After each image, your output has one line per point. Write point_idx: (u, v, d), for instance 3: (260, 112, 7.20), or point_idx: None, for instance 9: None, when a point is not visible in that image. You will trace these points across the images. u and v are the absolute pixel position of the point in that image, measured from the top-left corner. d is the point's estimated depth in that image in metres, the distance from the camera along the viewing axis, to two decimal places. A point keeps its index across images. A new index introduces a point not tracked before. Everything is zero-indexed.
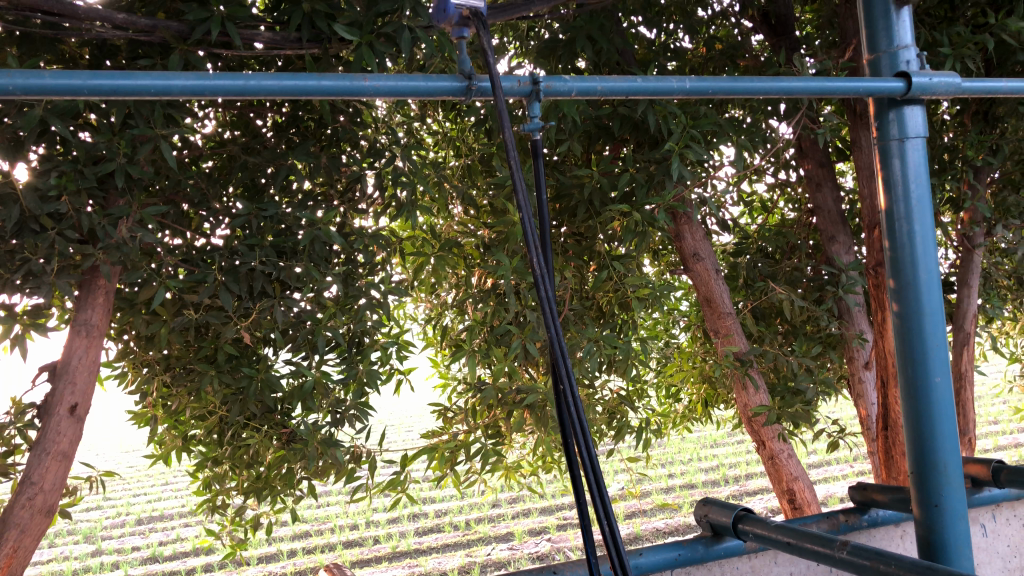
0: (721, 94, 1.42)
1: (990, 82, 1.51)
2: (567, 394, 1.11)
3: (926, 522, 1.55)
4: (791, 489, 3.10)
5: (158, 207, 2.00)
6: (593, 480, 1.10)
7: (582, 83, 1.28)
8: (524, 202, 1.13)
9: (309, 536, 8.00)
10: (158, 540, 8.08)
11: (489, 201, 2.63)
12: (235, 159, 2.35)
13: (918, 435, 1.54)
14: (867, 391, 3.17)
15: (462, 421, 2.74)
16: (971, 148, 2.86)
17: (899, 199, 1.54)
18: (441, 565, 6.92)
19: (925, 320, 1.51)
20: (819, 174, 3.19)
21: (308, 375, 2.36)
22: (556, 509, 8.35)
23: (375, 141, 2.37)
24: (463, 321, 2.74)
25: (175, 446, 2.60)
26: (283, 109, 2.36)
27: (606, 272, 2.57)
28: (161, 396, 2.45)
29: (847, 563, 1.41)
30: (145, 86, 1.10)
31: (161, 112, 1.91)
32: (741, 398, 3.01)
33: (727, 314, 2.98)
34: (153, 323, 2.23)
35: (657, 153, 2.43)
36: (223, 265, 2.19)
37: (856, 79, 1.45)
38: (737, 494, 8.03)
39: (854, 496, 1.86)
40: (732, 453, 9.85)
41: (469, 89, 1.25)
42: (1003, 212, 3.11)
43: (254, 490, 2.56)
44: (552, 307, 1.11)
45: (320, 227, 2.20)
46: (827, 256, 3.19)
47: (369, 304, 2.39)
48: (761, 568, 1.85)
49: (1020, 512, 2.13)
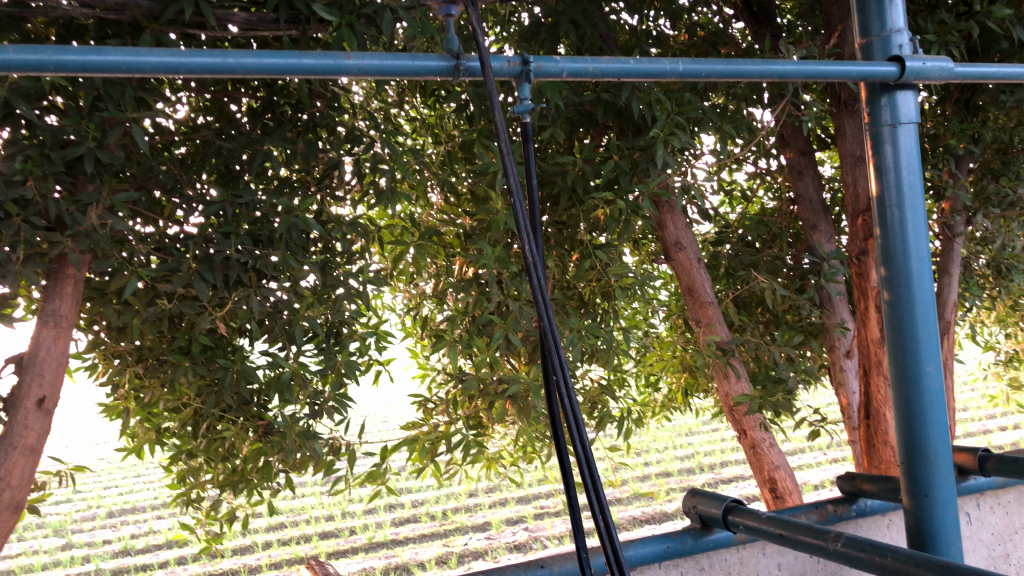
0: (713, 77, 1.39)
1: (982, 67, 1.50)
2: (560, 384, 1.07)
3: (916, 511, 1.53)
4: (772, 478, 3.10)
5: (129, 193, 1.94)
6: (587, 473, 1.06)
7: (573, 64, 1.24)
8: (517, 187, 1.09)
9: (284, 527, 7.94)
10: (130, 533, 7.99)
11: (469, 188, 2.59)
12: (209, 145, 2.28)
13: (909, 424, 1.52)
14: (848, 379, 3.20)
15: (443, 413, 2.70)
16: (954, 137, 2.88)
17: (891, 186, 1.52)
18: (417, 556, 6.89)
19: (917, 308, 1.50)
20: (800, 162, 3.18)
21: (285, 366, 2.30)
22: (532, 498, 8.34)
23: (352, 127, 2.32)
24: (443, 312, 2.70)
25: (147, 439, 2.53)
26: (258, 93, 2.30)
27: (588, 261, 2.53)
28: (133, 388, 2.38)
29: (841, 555, 1.39)
30: (117, 62, 1.04)
31: (132, 95, 1.84)
32: (723, 387, 2.99)
33: (709, 303, 2.95)
34: (124, 313, 2.17)
35: (641, 140, 2.41)
36: (197, 253, 2.12)
37: (849, 62, 1.43)
38: (712, 482, 8.08)
39: (843, 486, 1.85)
40: (707, 441, 9.92)
41: (457, 69, 1.21)
42: (983, 201, 3.12)
43: (230, 483, 2.50)
44: (543, 293, 1.07)
45: (297, 214, 2.14)
46: (809, 245, 3.18)
47: (347, 294, 2.34)
48: (749, 559, 1.82)
49: (1003, 500, 2.13)
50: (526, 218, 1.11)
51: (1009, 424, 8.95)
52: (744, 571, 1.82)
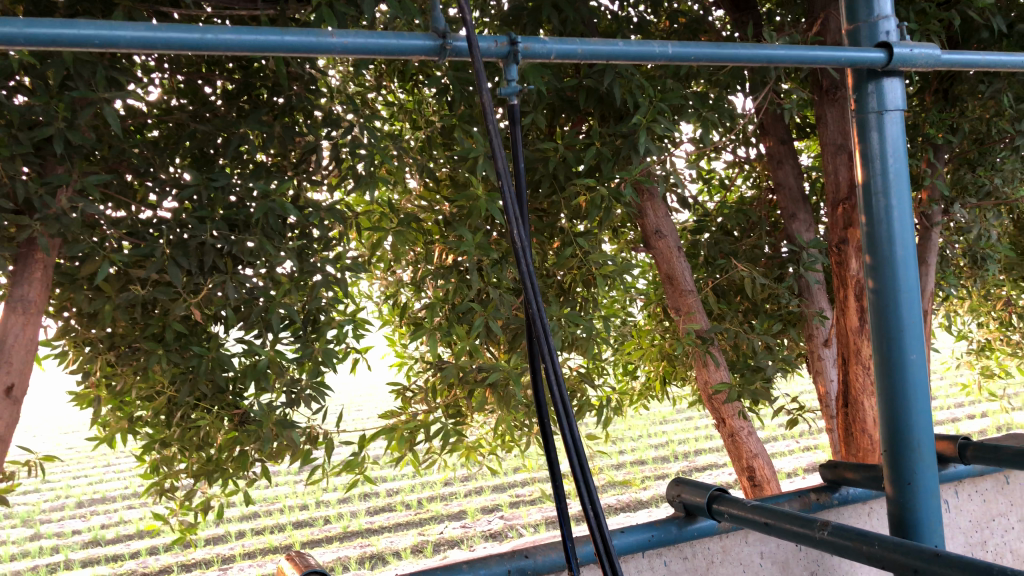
0: (702, 62, 1.37)
1: (969, 54, 1.49)
2: (549, 374, 1.03)
3: (899, 500, 1.53)
4: (751, 466, 3.10)
5: (100, 176, 1.89)
6: (576, 463, 1.03)
7: (561, 46, 1.22)
8: (504, 169, 1.06)
9: (258, 517, 7.89)
10: (100, 523, 7.90)
11: (448, 174, 2.56)
12: (183, 128, 2.23)
13: (892, 413, 1.52)
14: (826, 368, 3.21)
15: (422, 401, 2.68)
16: (933, 127, 2.90)
17: (877, 173, 1.51)
18: (393, 545, 6.87)
19: (902, 297, 1.50)
20: (780, 151, 3.18)
21: (261, 354, 2.26)
22: (508, 486, 8.35)
23: (330, 111, 2.28)
24: (422, 299, 2.67)
25: (120, 428, 2.48)
26: (233, 76, 2.26)
27: (569, 249, 2.52)
28: (105, 376, 2.33)
29: (827, 543, 1.39)
30: (90, 36, 1.00)
31: (103, 74, 1.79)
32: (702, 375, 2.99)
33: (689, 292, 2.95)
34: (96, 300, 2.12)
35: (623, 127, 2.39)
36: (171, 238, 2.07)
37: (837, 48, 1.42)
38: (686, 470, 8.13)
39: (825, 474, 1.85)
40: (681, 429, 9.99)
41: (443, 48, 1.18)
42: (960, 190, 3.15)
43: (204, 473, 2.46)
44: (533, 280, 1.05)
45: (274, 199, 2.10)
46: (787, 234, 3.19)
47: (324, 281, 2.30)
48: (732, 548, 1.82)
49: (981, 487, 2.16)
50: (515, 202, 1.08)
51: (975, 412, 9.12)
52: (726, 560, 1.81)
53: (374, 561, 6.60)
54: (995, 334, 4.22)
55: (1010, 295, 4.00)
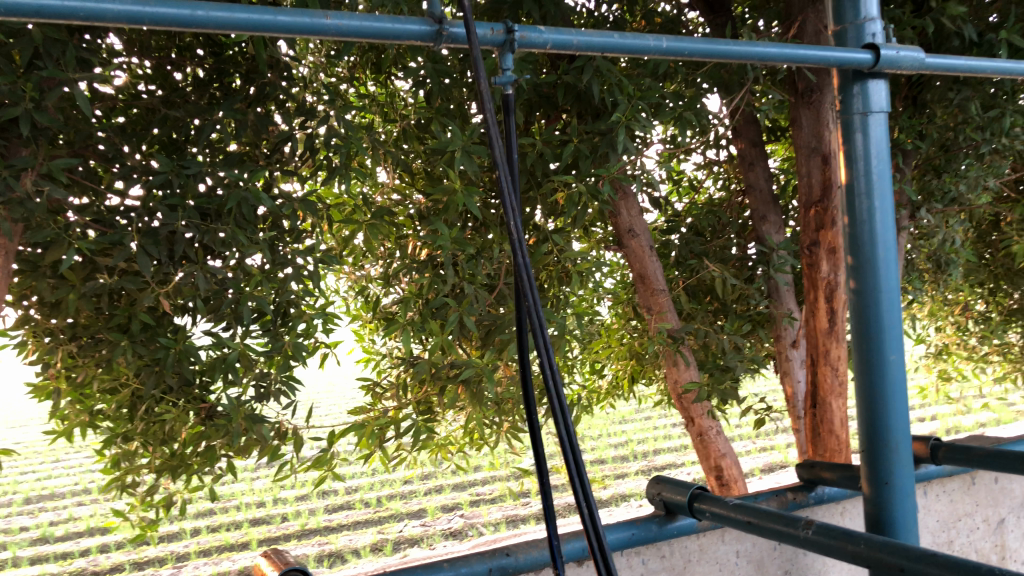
0: (695, 57, 1.36)
1: (950, 58, 1.52)
2: (544, 369, 1.00)
3: (876, 499, 1.56)
4: (718, 465, 3.13)
5: (68, 160, 1.84)
6: (570, 458, 0.99)
7: (558, 36, 1.22)
8: (501, 157, 1.03)
9: (213, 514, 7.76)
10: (48, 519, 7.71)
11: (423, 167, 2.54)
12: (153, 113, 2.18)
13: (872, 412, 1.55)
14: (793, 369, 3.25)
15: (392, 397, 2.65)
16: (903, 132, 2.98)
17: (860, 174, 1.54)
18: (352, 543, 6.80)
19: (882, 297, 1.53)
20: (751, 153, 3.20)
21: (231, 347, 2.22)
22: (468, 484, 8.31)
23: (304, 100, 2.25)
24: (391, 294, 2.64)
25: (78, 422, 2.40)
26: (205, 62, 2.21)
27: (545, 245, 2.51)
28: (65, 367, 2.26)
29: (812, 542, 1.40)
30: (76, 8, 0.96)
31: (73, 55, 1.75)
32: (671, 374, 3.02)
33: (660, 291, 2.96)
34: (59, 289, 2.05)
35: (602, 124, 2.38)
36: (141, 226, 2.02)
37: (826, 48, 1.43)
38: (646, 469, 8.20)
39: (802, 474, 1.88)
40: (640, 429, 10.06)
41: (439, 34, 1.16)
42: (926, 196, 3.25)
43: (167, 468, 2.40)
44: (528, 271, 1.02)
45: (248, 188, 2.05)
46: (756, 235, 3.22)
47: (295, 274, 2.26)
48: (709, 547, 1.83)
49: (948, 488, 2.21)
50: (512, 193, 1.06)
51: (926, 415, 9.36)
52: (704, 559, 1.83)
53: (332, 559, 6.52)
54: (952, 339, 4.33)
55: (967, 300, 4.11)
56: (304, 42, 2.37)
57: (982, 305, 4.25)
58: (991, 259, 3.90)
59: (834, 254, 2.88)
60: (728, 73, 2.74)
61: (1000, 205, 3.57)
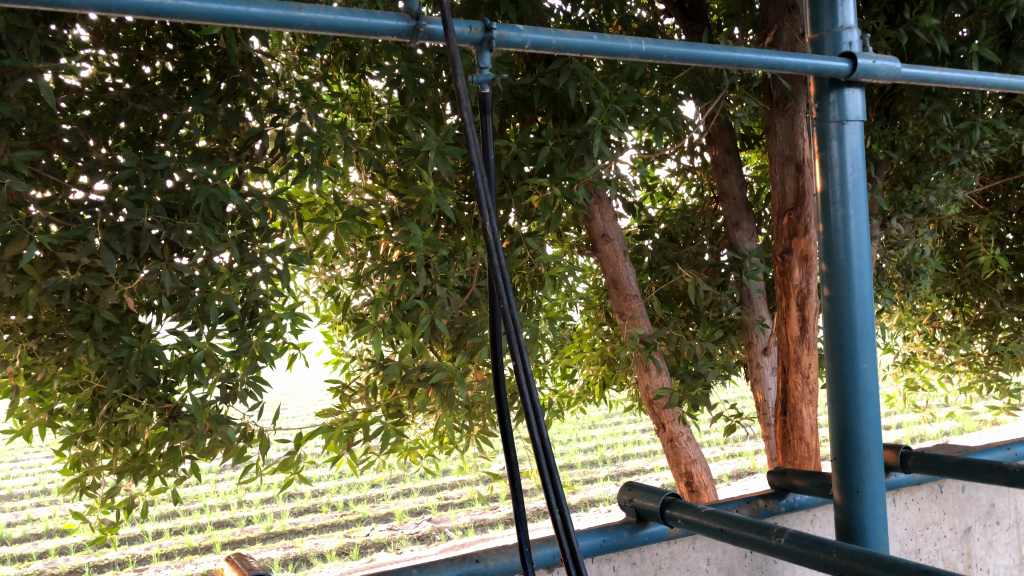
0: (675, 60, 1.35)
1: (926, 69, 1.53)
2: (518, 372, 0.97)
3: (847, 507, 1.57)
4: (688, 472, 3.12)
5: (30, 151, 1.80)
6: (544, 464, 0.97)
7: (536, 35, 1.20)
8: (477, 156, 1.01)
9: (176, 516, 7.65)
10: (6, 521, 7.55)
11: (396, 167, 2.51)
12: (121, 106, 2.12)
13: (844, 420, 1.56)
14: (764, 376, 3.26)
15: (361, 400, 2.62)
16: (875, 142, 3.00)
17: (836, 182, 1.55)
18: (318, 547, 6.73)
19: (856, 305, 1.53)
20: (725, 160, 3.21)
21: (196, 346, 2.17)
22: (436, 488, 8.26)
23: (276, 97, 2.22)
24: (362, 296, 2.60)
25: (37, 421, 2.33)
26: (175, 56, 2.16)
27: (519, 249, 2.49)
28: (24, 366, 2.18)
29: (784, 551, 1.39)
30: None
31: (37, 44, 1.71)
32: (643, 379, 3.00)
33: (633, 296, 2.96)
34: (19, 284, 1.99)
35: (578, 128, 2.37)
36: (105, 221, 1.98)
37: (804, 55, 1.43)
38: (614, 475, 8.22)
39: (773, 481, 1.88)
40: (609, 435, 10.09)
41: (416, 30, 1.14)
42: (897, 206, 3.29)
43: (129, 469, 2.34)
44: (503, 273, 1.00)
45: (217, 184, 2.02)
46: (729, 242, 3.23)
47: (264, 272, 2.22)
48: (679, 554, 1.83)
49: (916, 496, 2.22)
50: (488, 192, 1.03)
51: (891, 423, 9.48)
52: (674, 566, 1.83)
53: (298, 563, 6.45)
54: (919, 348, 4.39)
55: (934, 310, 4.17)
56: (277, 39, 2.34)
57: (949, 315, 4.31)
58: (958, 270, 3.95)
59: (806, 262, 2.90)
60: (704, 80, 2.75)
61: (967, 217, 3.63)
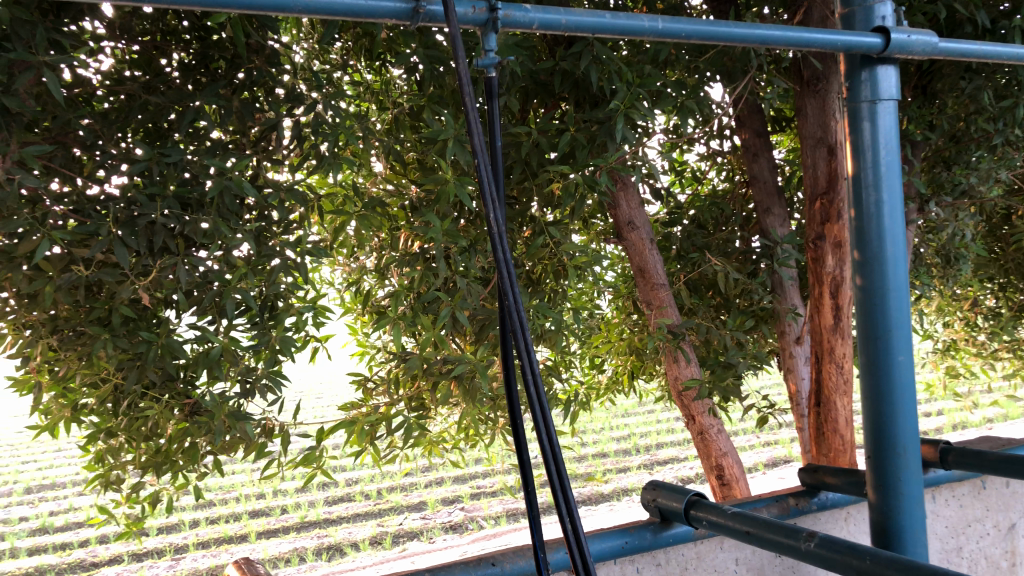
0: (694, 39, 1.29)
1: (964, 43, 1.44)
2: (525, 371, 0.91)
3: (882, 507, 1.50)
4: (719, 464, 3.05)
5: (41, 147, 1.79)
6: (553, 467, 0.91)
7: (545, 14, 1.14)
8: (480, 145, 0.95)
9: (213, 505, 7.74)
10: (48, 510, 7.69)
11: (416, 156, 2.46)
12: (136, 100, 2.10)
13: (878, 417, 1.48)
14: (797, 366, 3.18)
15: (384, 393, 2.59)
16: (911, 123, 2.90)
17: (868, 165, 1.47)
18: (351, 536, 6.76)
19: (890, 295, 1.46)
20: (755, 143, 3.12)
21: (214, 341, 2.15)
22: (469, 477, 8.25)
23: (293, 87, 2.17)
24: (385, 287, 2.56)
25: (62, 416, 2.33)
26: (191, 47, 2.13)
27: (541, 238, 2.43)
28: (47, 361, 2.18)
29: (814, 555, 1.33)
30: None
31: (44, 37, 1.70)
32: (671, 370, 2.97)
33: (661, 285, 2.89)
34: (36, 280, 1.98)
35: (600, 112, 2.29)
36: (120, 217, 1.95)
37: (833, 31, 1.35)
38: (648, 464, 8.16)
39: (805, 478, 1.82)
40: (643, 423, 10.02)
41: (416, 12, 1.09)
42: (935, 188, 3.19)
43: (152, 465, 2.33)
44: (509, 266, 0.94)
45: (231, 177, 1.98)
46: (760, 228, 3.15)
47: (283, 266, 2.18)
48: (706, 554, 1.78)
49: (958, 493, 2.14)
50: (493, 183, 0.98)
51: (931, 410, 9.30)
52: (700, 567, 1.78)
53: (331, 552, 6.49)
54: (960, 334, 4.27)
55: (976, 295, 4.05)
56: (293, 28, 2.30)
57: (992, 301, 4.18)
58: (1001, 253, 3.82)
59: (839, 248, 2.80)
60: (731, 61, 2.65)
61: (1012, 198, 3.50)
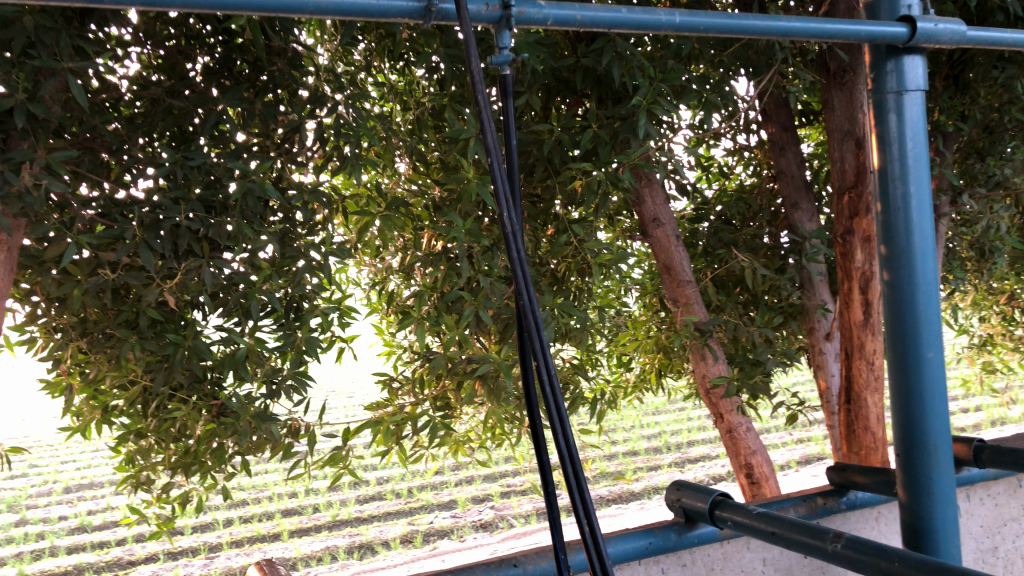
0: (714, 32, 1.27)
1: (995, 31, 1.40)
2: (541, 372, 0.90)
3: (913, 507, 1.47)
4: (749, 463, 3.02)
5: (67, 152, 1.81)
6: (570, 469, 0.89)
7: (559, 11, 1.13)
8: (494, 144, 0.94)
9: (246, 504, 7.82)
10: (87, 509, 7.82)
11: (439, 156, 2.46)
12: (161, 103, 2.12)
13: (908, 415, 1.45)
14: (827, 363, 3.15)
15: (409, 393, 2.59)
16: (943, 113, 2.84)
17: (894, 158, 1.44)
18: (382, 534, 6.80)
19: (919, 289, 1.43)
20: (782, 138, 3.09)
21: (240, 342, 2.16)
22: (499, 475, 8.25)
23: (317, 87, 2.14)
24: (410, 287, 2.56)
25: (94, 417, 2.36)
26: (216, 51, 2.15)
27: (565, 236, 2.42)
28: (77, 363, 2.23)
29: (841, 557, 1.31)
30: None
31: (68, 43, 1.72)
32: (698, 368, 2.92)
33: (687, 282, 2.86)
34: (65, 284, 2.01)
35: (623, 109, 2.26)
36: (145, 220, 1.97)
37: (857, 22, 1.32)
38: (678, 462, 8.10)
39: (833, 478, 1.79)
40: (674, 421, 9.95)
41: (428, 10, 1.08)
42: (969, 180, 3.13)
43: (182, 465, 2.35)
44: (524, 267, 0.93)
45: (254, 179, 1.99)
46: (788, 224, 3.11)
47: (308, 267, 2.19)
48: (733, 555, 1.76)
49: (993, 491, 2.09)
50: (507, 182, 0.97)
51: (968, 406, 9.15)
52: (727, 567, 1.75)
53: (362, 551, 6.53)
54: (997, 329, 4.19)
55: (1013, 289, 3.96)
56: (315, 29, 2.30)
57: None
58: None
59: (869, 243, 2.76)
60: (756, 55, 2.61)
61: None
